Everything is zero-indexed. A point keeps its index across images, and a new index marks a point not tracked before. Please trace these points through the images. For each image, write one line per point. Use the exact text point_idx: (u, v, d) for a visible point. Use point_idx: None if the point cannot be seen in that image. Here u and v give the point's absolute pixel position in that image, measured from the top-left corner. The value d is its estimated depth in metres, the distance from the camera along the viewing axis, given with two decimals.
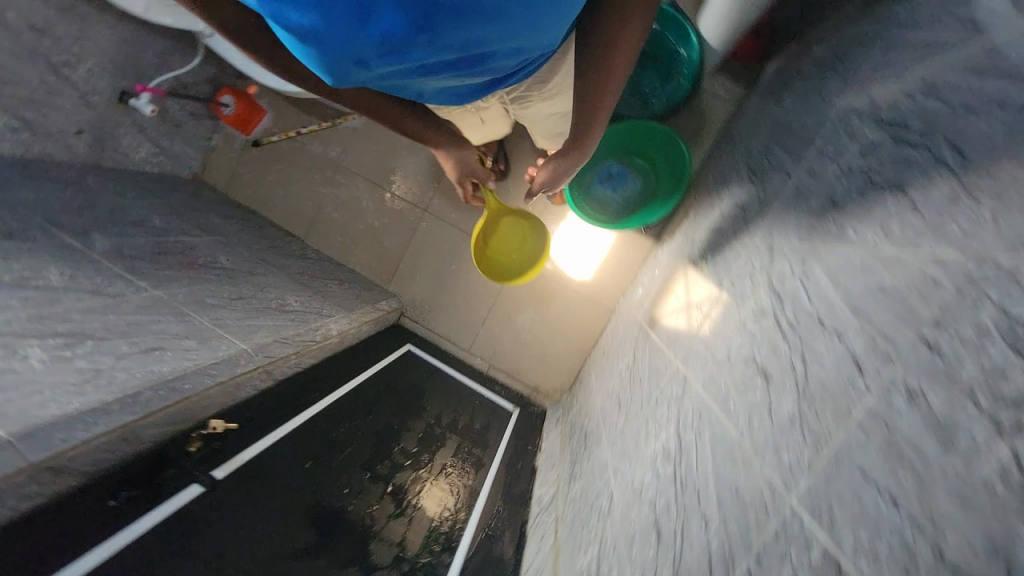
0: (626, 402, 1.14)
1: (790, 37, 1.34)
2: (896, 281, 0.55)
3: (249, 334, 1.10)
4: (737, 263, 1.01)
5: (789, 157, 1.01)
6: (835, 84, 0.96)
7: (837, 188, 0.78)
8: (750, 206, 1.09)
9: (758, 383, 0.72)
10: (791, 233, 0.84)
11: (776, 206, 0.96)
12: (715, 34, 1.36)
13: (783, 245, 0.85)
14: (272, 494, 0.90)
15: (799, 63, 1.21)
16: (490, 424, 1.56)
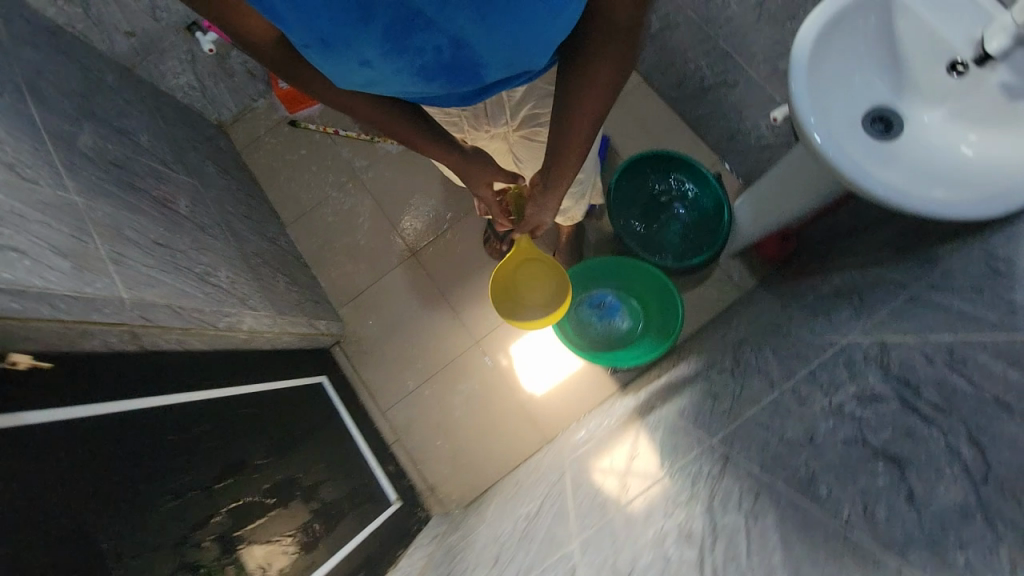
0: (506, 554, 0.94)
1: (814, 258, 1.35)
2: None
3: (142, 286, 0.94)
4: (685, 458, 0.91)
5: (777, 367, 0.93)
6: (852, 318, 0.91)
7: (846, 446, 0.68)
8: (722, 399, 0.99)
9: None
10: (751, 466, 0.77)
11: (746, 416, 0.87)
12: (752, 218, 1.35)
13: (734, 475, 0.78)
14: (75, 466, 0.71)
15: (815, 284, 1.18)
16: (359, 515, 1.29)
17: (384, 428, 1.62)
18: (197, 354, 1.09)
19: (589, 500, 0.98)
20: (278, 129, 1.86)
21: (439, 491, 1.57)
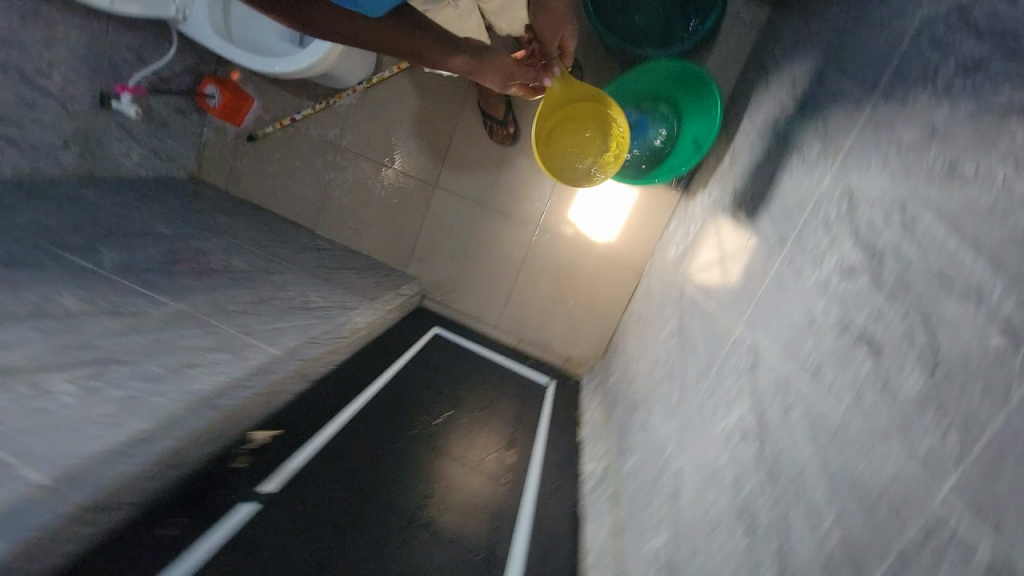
0: (676, 368, 1.02)
1: None
2: (966, 203, 0.47)
3: (278, 336, 1.07)
4: (781, 191, 0.88)
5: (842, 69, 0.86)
6: None
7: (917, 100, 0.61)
8: None
9: (862, 355, 0.52)
10: (861, 155, 0.68)
11: (832, 122, 0.80)
12: None
13: (857, 181, 0.66)
14: (331, 480, 0.90)
15: None
16: (535, 404, 1.48)
17: (503, 337, 1.77)
18: (337, 368, 1.21)
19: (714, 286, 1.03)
20: (241, 148, 1.79)
21: (575, 358, 1.75)
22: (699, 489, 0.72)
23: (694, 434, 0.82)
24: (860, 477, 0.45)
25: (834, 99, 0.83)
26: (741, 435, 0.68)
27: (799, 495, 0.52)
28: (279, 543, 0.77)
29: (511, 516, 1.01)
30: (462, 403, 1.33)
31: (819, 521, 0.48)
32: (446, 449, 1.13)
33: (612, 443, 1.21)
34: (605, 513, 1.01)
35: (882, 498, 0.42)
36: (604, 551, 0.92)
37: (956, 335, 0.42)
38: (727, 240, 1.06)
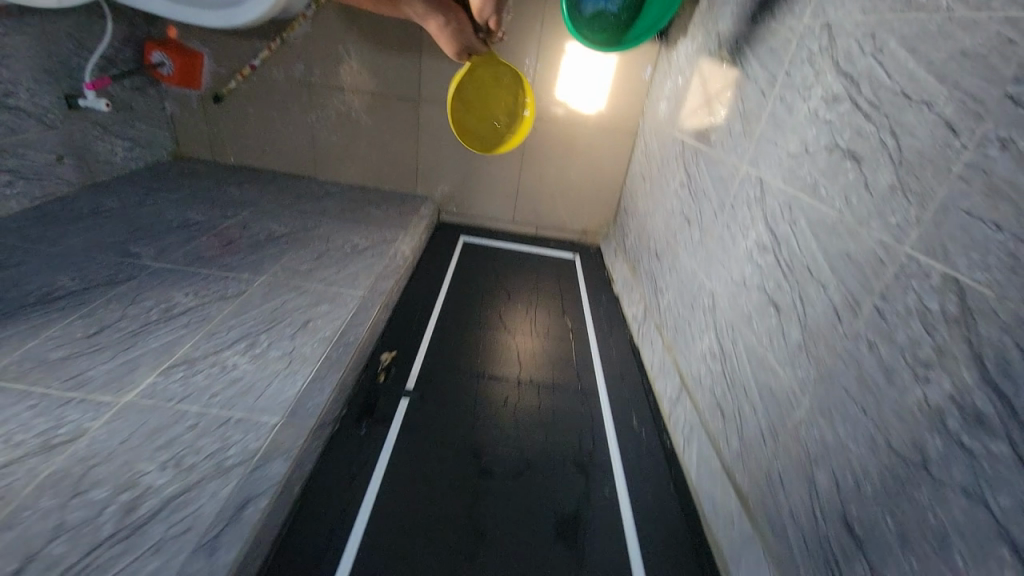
0: (691, 213, 1.21)
1: None
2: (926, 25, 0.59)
3: (355, 280, 1.24)
4: (766, 29, 0.96)
5: None
6: None
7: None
8: None
9: (847, 166, 0.69)
10: None
11: None
12: None
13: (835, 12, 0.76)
14: (449, 371, 1.18)
15: None
16: (568, 277, 1.72)
17: (522, 229, 1.94)
18: (403, 294, 1.41)
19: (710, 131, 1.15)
20: (213, 113, 1.73)
21: (590, 230, 1.93)
22: (732, 298, 0.95)
23: (718, 261, 1.03)
24: (852, 253, 0.66)
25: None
26: (758, 251, 0.88)
27: (808, 277, 0.74)
28: (441, 417, 1.05)
29: (585, 361, 1.32)
30: (512, 292, 1.56)
31: (827, 288, 0.70)
32: (518, 326, 1.40)
33: (645, 290, 1.46)
34: (656, 339, 1.31)
35: (868, 262, 0.63)
36: (663, 364, 1.22)
37: (916, 133, 0.58)
38: (716, 86, 1.16)
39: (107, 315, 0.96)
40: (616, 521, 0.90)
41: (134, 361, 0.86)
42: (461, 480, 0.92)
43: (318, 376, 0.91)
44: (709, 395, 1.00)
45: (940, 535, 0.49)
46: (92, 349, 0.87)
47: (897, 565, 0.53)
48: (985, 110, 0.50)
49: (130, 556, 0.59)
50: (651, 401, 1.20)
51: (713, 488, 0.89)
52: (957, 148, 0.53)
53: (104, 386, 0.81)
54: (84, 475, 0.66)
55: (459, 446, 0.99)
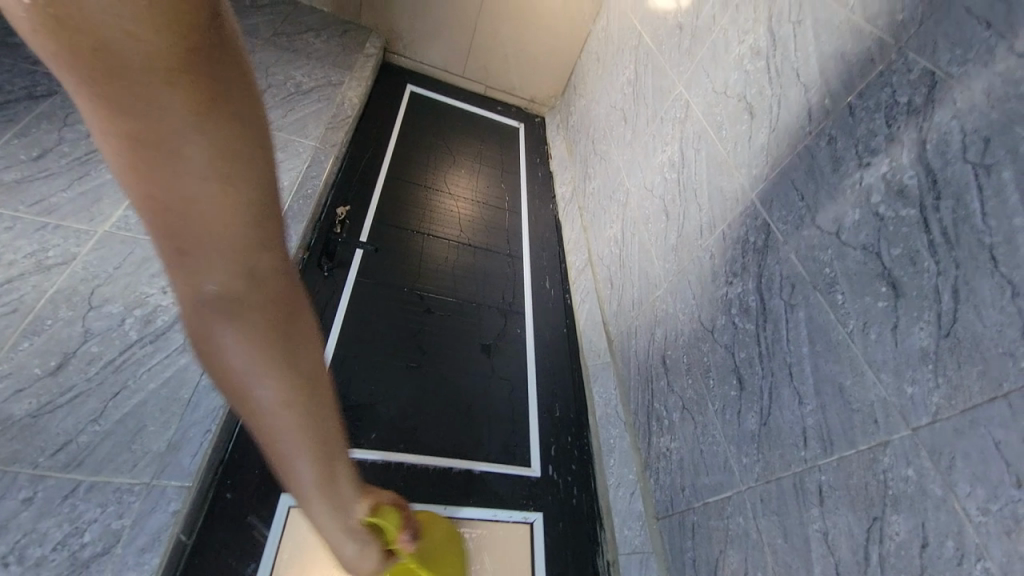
0: (630, 113, 1.34)
1: None
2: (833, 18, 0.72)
3: (304, 127, 1.24)
4: None
5: None
6: None
7: None
8: None
9: (744, 118, 0.87)
10: None
11: None
12: None
13: None
14: (398, 227, 1.33)
15: None
16: (511, 146, 1.81)
17: (472, 86, 1.89)
18: (353, 145, 1.44)
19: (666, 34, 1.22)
20: None
21: (539, 98, 1.96)
22: (642, 200, 1.19)
23: (640, 164, 1.23)
24: (724, 189, 0.89)
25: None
26: (669, 166, 1.10)
27: (694, 198, 0.98)
28: (393, 265, 1.25)
29: (516, 230, 1.53)
30: (457, 154, 1.64)
31: (702, 209, 0.95)
32: (461, 191, 1.54)
33: (577, 172, 1.64)
34: (576, 219, 1.55)
35: (730, 199, 0.87)
36: (578, 241, 1.49)
37: (791, 108, 0.77)
38: None
39: (44, 136, 0.93)
40: (523, 351, 1.24)
41: (96, 191, 0.90)
42: (408, 315, 1.17)
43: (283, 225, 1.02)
44: (607, 271, 1.30)
45: (707, 367, 0.85)
46: (44, 175, 0.89)
47: (681, 383, 0.91)
48: (833, 109, 0.69)
49: (161, 355, 0.77)
50: (564, 269, 1.49)
51: (595, 336, 1.24)
52: (806, 131, 0.73)
53: (75, 214, 0.86)
54: (94, 293, 0.78)
55: (407, 290, 1.21)
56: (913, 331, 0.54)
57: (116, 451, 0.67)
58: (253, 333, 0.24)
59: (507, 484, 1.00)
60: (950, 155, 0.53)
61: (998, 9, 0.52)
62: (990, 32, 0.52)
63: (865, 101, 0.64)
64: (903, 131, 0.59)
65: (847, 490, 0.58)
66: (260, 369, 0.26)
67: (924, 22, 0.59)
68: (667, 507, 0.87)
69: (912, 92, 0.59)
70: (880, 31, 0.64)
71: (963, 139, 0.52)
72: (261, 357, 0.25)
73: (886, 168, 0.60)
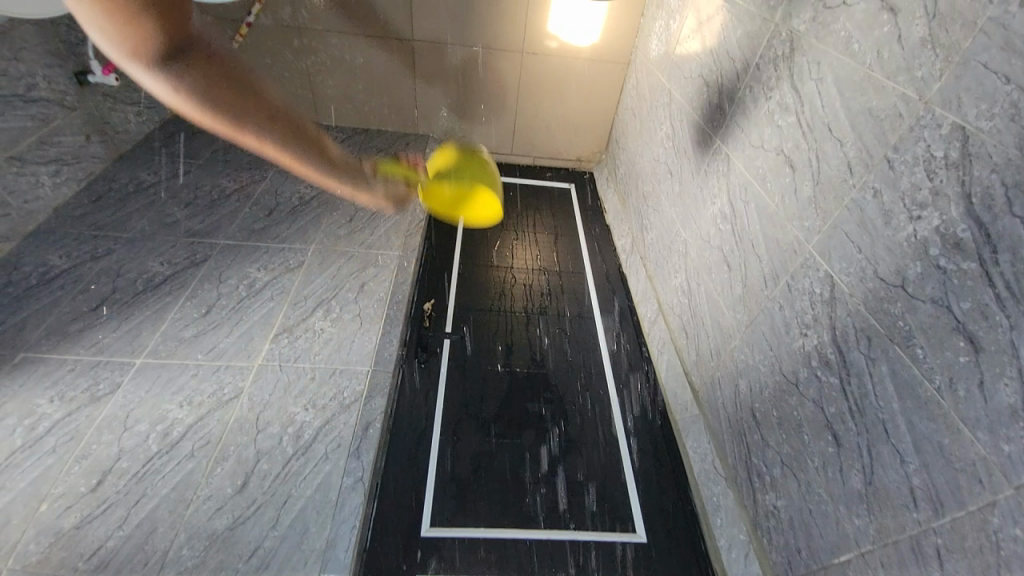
0: (673, 166, 1.39)
1: None
2: (852, 75, 0.75)
3: (388, 240, 1.46)
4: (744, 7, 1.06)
5: None
6: None
7: None
8: None
9: (786, 171, 0.90)
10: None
11: None
12: None
13: (802, 23, 0.87)
14: (476, 309, 1.48)
15: None
16: (565, 208, 1.92)
17: (521, 160, 2.07)
18: (428, 242, 1.64)
19: (695, 89, 1.27)
20: None
21: (583, 157, 2.08)
22: (701, 250, 1.22)
23: (693, 215, 1.27)
24: (779, 240, 0.91)
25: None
26: (721, 218, 1.13)
27: (752, 249, 1.00)
28: (478, 347, 1.38)
29: (582, 289, 1.61)
30: (517, 228, 1.79)
31: (761, 260, 0.96)
32: (525, 262, 1.66)
33: (633, 223, 1.70)
34: (640, 270, 1.59)
35: (788, 250, 0.89)
36: (646, 292, 1.53)
37: (831, 162, 0.78)
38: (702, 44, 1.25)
39: (207, 295, 1.21)
40: (609, 410, 1.28)
41: (247, 333, 1.14)
42: (497, 392, 1.28)
43: (384, 332, 1.21)
44: (679, 320, 1.32)
45: (798, 422, 0.84)
46: (212, 326, 1.15)
47: (775, 436, 0.90)
48: (872, 162, 0.71)
49: (310, 464, 0.94)
50: (636, 320, 1.53)
51: (678, 387, 1.26)
52: (848, 184, 0.75)
53: (236, 355, 1.10)
54: (258, 418, 1.00)
55: (492, 367, 1.33)
56: (999, 388, 0.53)
57: (290, 551, 0.84)
58: (212, 94, 0.38)
59: (615, 550, 1.03)
60: (997, 209, 0.54)
61: (1016, 64, 0.52)
62: (1012, 86, 0.53)
63: (902, 155, 0.66)
64: (945, 185, 0.60)
65: (966, 553, 0.56)
66: (200, 99, 0.38)
67: (944, 76, 0.60)
68: (786, 568, 0.85)
69: (947, 146, 0.60)
70: (901, 87, 0.66)
71: (1006, 194, 0.53)
72: (218, 105, 0.39)
73: (937, 222, 0.61)
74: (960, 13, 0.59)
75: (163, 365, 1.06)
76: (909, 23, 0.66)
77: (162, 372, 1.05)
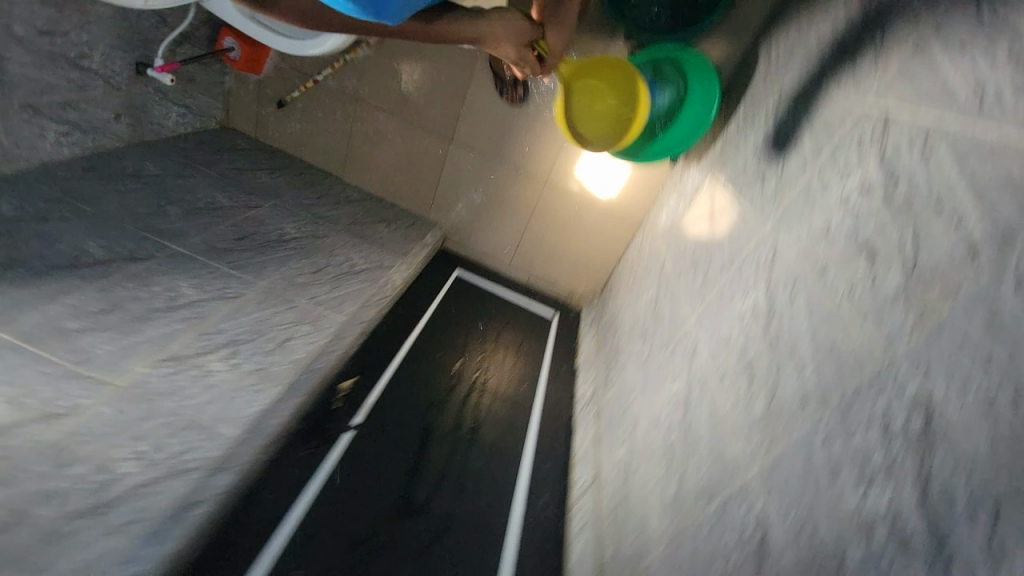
0: (648, 332, 1.33)
1: None
2: (827, 304, 0.70)
3: (341, 304, 1.37)
4: (741, 210, 1.09)
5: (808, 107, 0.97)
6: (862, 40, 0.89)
7: (835, 190, 0.79)
8: (755, 156, 1.14)
9: (745, 378, 0.81)
10: (793, 219, 0.87)
11: (790, 166, 0.95)
12: None
13: (787, 241, 0.86)
14: (401, 408, 1.30)
15: None
16: (539, 336, 1.86)
17: (515, 274, 2.05)
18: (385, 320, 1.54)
19: (687, 270, 1.26)
20: (263, 96, 1.86)
21: (576, 294, 2.04)
22: (649, 431, 1.09)
23: (651, 390, 1.16)
24: (724, 452, 0.79)
25: (795, 141, 0.97)
26: (675, 403, 1.02)
27: (695, 451, 0.87)
28: (382, 455, 1.16)
29: (524, 427, 1.45)
30: (482, 339, 1.70)
31: (702, 467, 0.83)
32: (476, 377, 1.54)
33: (599, 375, 1.59)
34: (590, 426, 1.44)
35: (728, 468, 0.76)
36: (587, 453, 1.35)
37: (788, 385, 0.70)
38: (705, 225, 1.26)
39: (121, 293, 1.12)
40: None
41: (132, 346, 1.02)
42: (377, 516, 1.04)
43: (278, 399, 1.06)
44: (609, 501, 1.14)
45: None
46: (102, 326, 1.03)
47: None
48: (829, 400, 0.62)
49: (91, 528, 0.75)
50: (567, 484, 1.34)
51: None
52: (803, 417, 0.65)
53: (102, 366, 0.96)
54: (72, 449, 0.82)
55: (390, 483, 1.11)
56: None
57: None
58: None
59: None
60: (959, 515, 0.43)
61: (999, 347, 0.45)
62: (991, 371, 0.45)
63: (861, 406, 0.57)
64: (904, 459, 0.49)
65: None
66: None
67: (916, 335, 0.54)
68: None
69: (910, 415, 0.51)
70: (872, 333, 0.60)
71: (975, 500, 0.42)
72: None
73: (888, 502, 0.49)
74: (939, 276, 0.54)
75: (16, 350, 0.92)
76: (886, 270, 0.62)
77: (9, 358, 0.91)
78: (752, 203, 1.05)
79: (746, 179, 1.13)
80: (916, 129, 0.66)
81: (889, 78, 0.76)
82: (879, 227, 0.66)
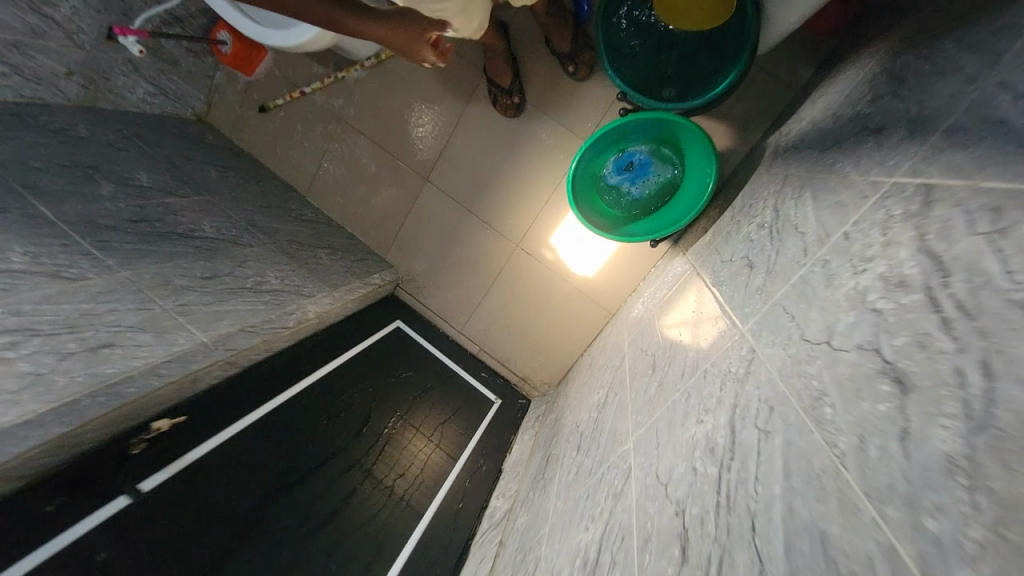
0: (583, 445, 1.01)
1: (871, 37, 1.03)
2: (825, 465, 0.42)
3: (212, 322, 1.07)
4: (717, 306, 0.83)
5: (814, 190, 0.76)
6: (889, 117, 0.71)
7: (845, 284, 0.53)
8: (744, 245, 0.91)
9: (675, 555, 0.51)
10: (780, 321, 0.61)
11: (785, 254, 0.72)
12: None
13: (768, 350, 0.59)
14: (240, 477, 1.01)
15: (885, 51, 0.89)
16: (471, 423, 1.51)
17: (465, 341, 1.75)
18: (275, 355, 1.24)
19: (644, 374, 0.97)
20: (249, 98, 1.78)
21: (529, 380, 1.73)
22: None
23: (562, 530, 0.82)
24: None
25: (794, 228, 0.74)
26: (580, 565, 0.68)
27: None
28: (166, 542, 0.87)
29: (396, 544, 1.14)
30: (390, 409, 1.39)
31: None
32: (364, 459, 1.22)
33: (522, 488, 1.23)
34: (486, 559, 1.08)
35: None
36: None
37: None
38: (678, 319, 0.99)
39: None
40: None
41: None
42: None
43: (31, 420, 0.74)
44: None
45: None
46: None
47: None
48: None
49: None
50: None
51: None
52: None
53: None
54: None
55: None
56: None
57: None
58: None
59: None
60: None
61: None
62: None
63: None
64: None
65: None
66: None
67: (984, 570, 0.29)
68: None
69: None
70: (888, 539, 0.34)
71: None
72: None
73: None
74: None
75: None
76: (924, 419, 0.36)
77: None
78: (732, 296, 0.80)
79: (729, 271, 0.89)
80: (976, 201, 0.43)
81: (929, 150, 0.54)
82: (916, 342, 0.41)
